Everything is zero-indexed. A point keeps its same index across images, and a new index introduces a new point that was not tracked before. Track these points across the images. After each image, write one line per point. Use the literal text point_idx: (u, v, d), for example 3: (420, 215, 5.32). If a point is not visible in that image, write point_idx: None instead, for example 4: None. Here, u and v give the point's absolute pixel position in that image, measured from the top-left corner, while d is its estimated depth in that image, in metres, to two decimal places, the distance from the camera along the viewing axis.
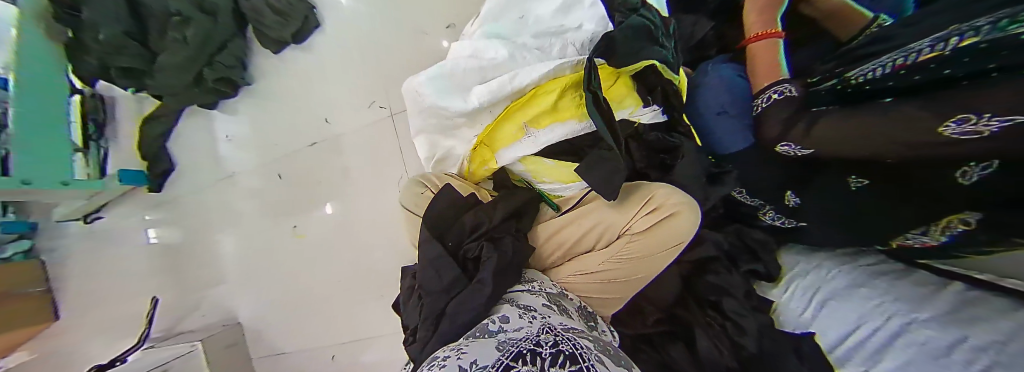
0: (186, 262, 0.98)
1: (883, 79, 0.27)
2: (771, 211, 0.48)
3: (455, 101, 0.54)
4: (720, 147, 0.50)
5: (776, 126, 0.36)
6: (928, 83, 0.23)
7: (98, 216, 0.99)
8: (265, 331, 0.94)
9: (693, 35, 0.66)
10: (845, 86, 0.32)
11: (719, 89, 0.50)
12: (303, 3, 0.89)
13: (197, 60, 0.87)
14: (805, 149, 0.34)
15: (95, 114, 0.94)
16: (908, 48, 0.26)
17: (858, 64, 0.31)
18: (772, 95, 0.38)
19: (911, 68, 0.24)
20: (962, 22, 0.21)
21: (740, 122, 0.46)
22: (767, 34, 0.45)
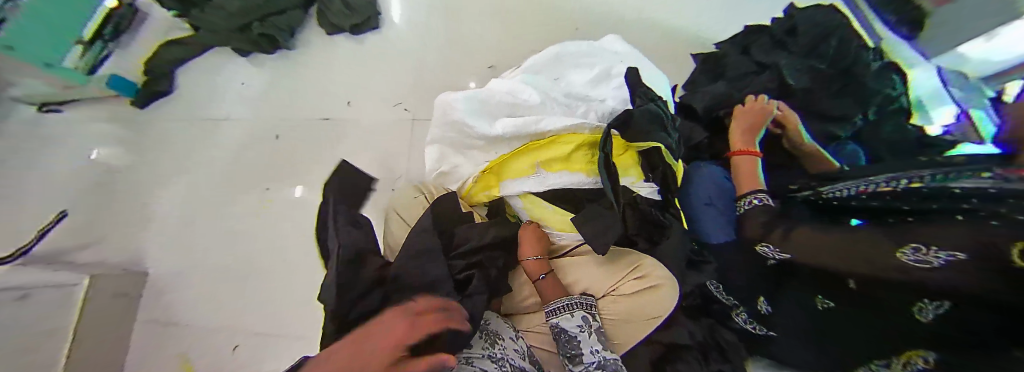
0: (122, 189, 0.88)
1: (847, 198, 0.39)
2: (744, 313, 0.55)
3: (482, 124, 0.59)
4: (707, 236, 0.61)
5: (757, 230, 0.45)
6: (867, 210, 0.35)
7: (54, 108, 0.92)
8: (179, 295, 0.81)
9: (691, 136, 0.78)
10: (818, 198, 0.45)
11: (708, 185, 0.63)
12: (372, 7, 1.00)
13: (251, 14, 0.93)
14: (783, 253, 0.40)
15: (119, 20, 0.98)
16: (871, 183, 0.37)
17: (832, 190, 0.43)
18: (753, 200, 0.50)
19: (873, 195, 0.35)
20: (915, 173, 0.32)
21: (724, 218, 0.59)
22: (748, 151, 0.60)
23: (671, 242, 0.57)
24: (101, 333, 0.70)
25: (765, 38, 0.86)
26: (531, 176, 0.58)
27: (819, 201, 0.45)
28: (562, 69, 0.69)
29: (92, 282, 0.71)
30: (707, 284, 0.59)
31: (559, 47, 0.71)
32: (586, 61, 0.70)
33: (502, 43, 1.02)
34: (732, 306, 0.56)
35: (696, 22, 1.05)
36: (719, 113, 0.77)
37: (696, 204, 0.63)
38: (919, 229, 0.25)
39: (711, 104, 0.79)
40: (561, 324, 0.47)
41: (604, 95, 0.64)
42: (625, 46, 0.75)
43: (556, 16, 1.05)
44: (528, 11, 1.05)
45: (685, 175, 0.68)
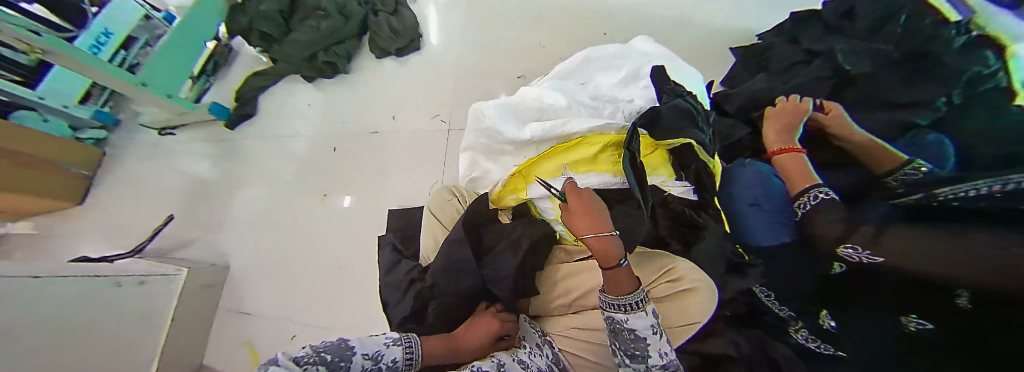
0: (213, 195, 1.07)
1: (969, 200, 0.23)
2: (802, 330, 0.44)
3: (510, 128, 0.63)
4: (751, 239, 0.53)
5: (835, 230, 0.36)
6: (996, 211, 0.21)
7: (171, 132, 1.20)
8: (249, 284, 0.93)
9: (731, 135, 0.77)
10: (931, 202, 0.28)
11: (754, 184, 0.56)
12: (414, 31, 1.12)
13: (316, 46, 1.10)
14: (872, 256, 0.30)
15: (218, 58, 1.21)
16: (976, 183, 0.24)
17: (932, 187, 0.29)
18: (816, 195, 0.43)
19: (975, 197, 0.23)
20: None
21: (773, 218, 0.50)
22: (790, 149, 0.56)
23: (709, 243, 0.61)
24: (189, 317, 0.84)
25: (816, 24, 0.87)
26: (558, 177, 0.59)
27: (934, 208, 0.27)
28: (589, 73, 0.74)
29: (188, 272, 0.84)
30: (754, 290, 0.54)
31: (587, 52, 0.76)
32: (614, 64, 0.74)
33: (532, 54, 1.07)
34: (788, 319, 0.47)
35: (727, 24, 1.04)
36: (753, 115, 0.77)
37: (741, 204, 0.56)
38: (970, 226, 0.22)
39: (746, 105, 0.80)
40: (636, 327, 0.42)
41: (632, 96, 0.68)
42: (654, 47, 0.79)
43: (584, 26, 1.08)
44: (556, 24, 1.10)
45: (729, 172, 0.63)
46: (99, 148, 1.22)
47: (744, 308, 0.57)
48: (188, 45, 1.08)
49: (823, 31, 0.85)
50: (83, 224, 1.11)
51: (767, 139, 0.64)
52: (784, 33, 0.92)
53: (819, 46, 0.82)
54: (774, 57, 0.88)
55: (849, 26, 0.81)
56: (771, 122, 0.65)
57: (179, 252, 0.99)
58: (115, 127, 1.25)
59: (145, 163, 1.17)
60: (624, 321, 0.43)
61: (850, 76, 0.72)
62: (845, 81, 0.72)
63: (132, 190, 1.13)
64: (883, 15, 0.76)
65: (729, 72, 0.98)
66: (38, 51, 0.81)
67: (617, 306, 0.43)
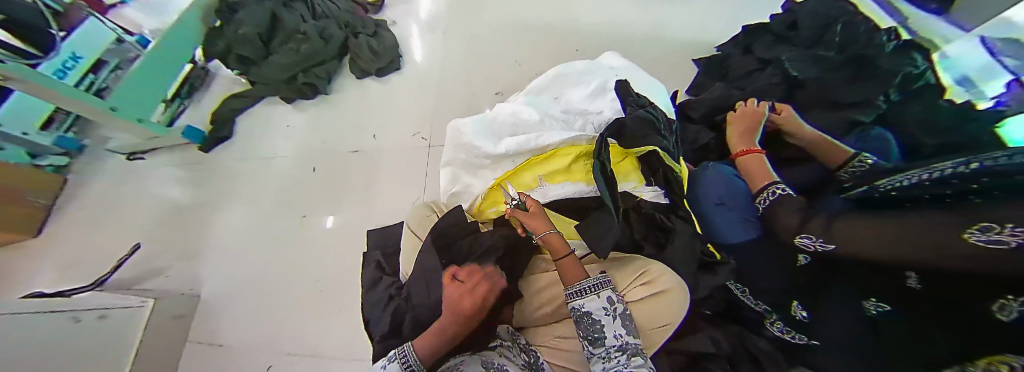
0: (186, 221, 1.02)
1: (909, 190, 0.28)
2: (778, 321, 0.48)
3: (486, 143, 0.65)
4: (721, 237, 0.58)
5: (792, 223, 0.40)
6: (940, 198, 0.24)
7: (141, 156, 1.16)
8: (225, 313, 0.89)
9: (696, 140, 0.82)
10: (877, 194, 0.33)
11: (718, 184, 0.60)
12: (394, 52, 1.16)
13: (296, 67, 1.12)
14: (824, 244, 0.34)
15: (194, 81, 1.20)
16: (932, 167, 0.27)
17: (888, 177, 0.33)
18: (772, 193, 0.47)
19: (934, 180, 0.25)
20: (984, 152, 0.22)
21: (740, 217, 0.54)
22: (752, 151, 0.59)
23: (680, 243, 0.59)
24: (158, 351, 0.79)
25: (766, 34, 0.94)
26: (535, 190, 0.61)
27: (879, 198, 0.32)
28: (561, 88, 0.79)
29: (154, 303, 0.80)
30: (729, 286, 0.56)
31: (558, 68, 0.81)
32: (583, 80, 0.79)
33: (508, 71, 1.12)
34: (765, 313, 0.50)
35: (689, 38, 1.13)
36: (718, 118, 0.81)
37: (708, 205, 0.61)
38: (913, 214, 0.24)
39: (710, 110, 0.83)
40: (589, 308, 0.45)
41: (600, 109, 0.73)
42: (621, 61, 0.85)
43: (557, 45, 1.15)
44: (531, 43, 1.17)
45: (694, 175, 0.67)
46: (61, 175, 1.15)
47: (723, 306, 0.60)
48: (162, 70, 1.05)
49: (772, 40, 0.92)
50: (39, 257, 1.03)
51: (732, 142, 0.67)
52: (739, 44, 0.98)
53: (771, 53, 0.88)
54: (733, 65, 0.94)
55: (795, 35, 0.88)
56: (735, 124, 0.69)
57: (145, 283, 0.93)
58: (79, 153, 1.20)
59: (112, 191, 1.12)
60: (579, 304, 0.46)
61: (799, 81, 0.80)
62: (796, 85, 0.80)
63: (96, 220, 1.07)
64: (822, 27, 0.84)
65: (693, 80, 1.04)
66: (1, 78, 0.79)
67: (572, 293, 0.47)
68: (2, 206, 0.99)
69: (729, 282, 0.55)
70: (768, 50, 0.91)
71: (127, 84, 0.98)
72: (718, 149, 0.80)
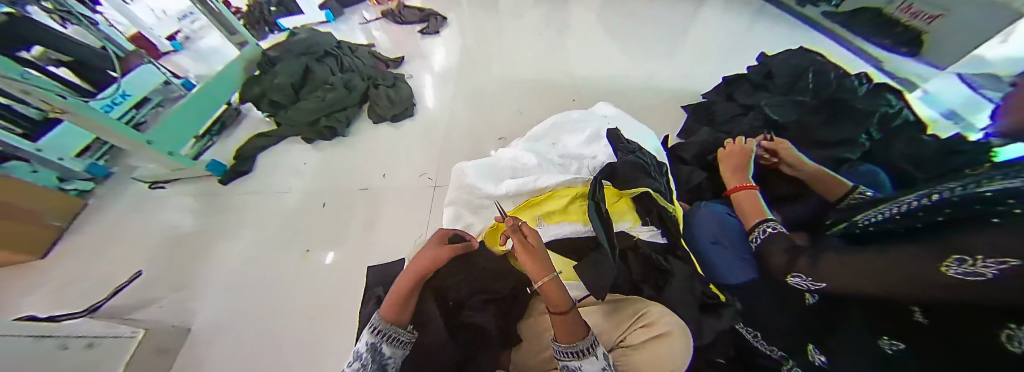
0: (192, 250, 1.04)
1: (884, 223, 0.34)
2: (796, 368, 0.44)
3: (488, 185, 0.70)
4: (722, 277, 0.60)
5: (783, 260, 0.43)
6: (912, 227, 0.29)
7: (162, 185, 1.23)
8: (216, 344, 0.86)
9: (690, 180, 0.86)
10: (858, 229, 0.39)
11: (712, 223, 0.64)
12: (409, 102, 1.29)
13: (321, 111, 1.24)
14: (816, 283, 0.37)
15: (226, 119, 1.33)
16: (898, 202, 0.34)
17: (864, 213, 0.40)
18: (765, 229, 0.50)
19: (904, 214, 0.31)
20: (937, 186, 0.29)
21: (738, 255, 0.58)
22: (745, 187, 0.63)
23: (678, 285, 0.58)
24: None
25: (746, 83, 1.06)
26: (534, 229, 0.64)
27: (860, 233, 0.38)
28: (557, 134, 0.87)
29: (144, 333, 0.80)
30: (739, 329, 0.54)
31: (556, 117, 0.90)
32: (577, 128, 0.87)
33: (512, 117, 1.23)
34: (780, 359, 0.46)
35: (676, 93, 1.25)
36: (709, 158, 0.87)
37: (705, 243, 0.65)
38: (898, 250, 0.27)
39: (701, 152, 0.90)
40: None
41: (596, 153, 0.79)
42: (614, 110, 0.95)
43: (557, 95, 1.29)
44: (534, 93, 1.31)
45: (688, 214, 0.72)
46: (83, 199, 1.21)
47: (733, 350, 0.54)
48: (202, 109, 1.18)
49: (751, 87, 1.03)
50: (37, 282, 1.02)
51: (727, 178, 0.70)
52: (722, 92, 1.10)
53: (751, 103, 0.98)
54: (718, 111, 1.03)
55: (771, 84, 1.00)
56: (726, 162, 0.72)
57: (139, 311, 0.92)
58: (104, 179, 1.27)
59: (128, 216, 1.16)
60: (577, 368, 0.41)
61: (781, 124, 0.87)
62: (779, 128, 0.87)
63: (106, 244, 1.09)
64: (795, 75, 0.97)
65: (682, 125, 1.12)
66: (57, 111, 0.88)
67: (567, 354, 0.41)
68: (18, 226, 1.01)
69: (738, 325, 0.54)
70: (748, 95, 1.01)
71: (167, 118, 1.09)
72: (711, 189, 0.83)
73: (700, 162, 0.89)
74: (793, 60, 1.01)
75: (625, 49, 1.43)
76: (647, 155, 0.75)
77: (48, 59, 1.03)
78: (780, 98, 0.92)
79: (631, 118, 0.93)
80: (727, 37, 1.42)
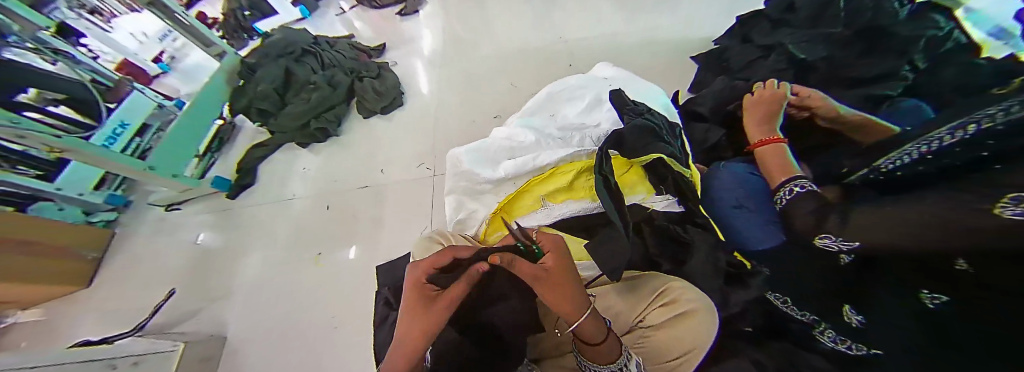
0: (213, 265, 1.08)
1: (911, 165, 0.28)
2: (829, 330, 0.39)
3: (485, 170, 0.67)
4: (749, 244, 0.54)
5: (807, 223, 0.38)
6: (944, 169, 0.24)
7: (177, 207, 1.26)
8: (250, 351, 0.91)
9: (706, 139, 0.80)
10: (878, 175, 0.33)
11: (734, 186, 0.59)
12: (396, 90, 1.23)
13: (310, 113, 1.21)
14: (849, 242, 0.31)
15: (223, 134, 1.32)
16: (928, 139, 0.28)
17: (887, 156, 0.34)
18: (794, 188, 0.45)
19: (937, 153, 0.25)
20: (976, 112, 0.23)
21: (762, 218, 0.52)
22: (770, 141, 0.58)
23: (698, 259, 0.60)
24: None
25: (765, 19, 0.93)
26: (539, 211, 0.60)
27: (883, 180, 0.33)
28: (555, 105, 0.80)
29: (183, 346, 0.83)
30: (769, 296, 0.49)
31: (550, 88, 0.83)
32: (577, 95, 0.80)
33: (505, 95, 1.16)
34: (812, 322, 0.42)
35: (683, 42, 1.13)
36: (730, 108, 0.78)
37: (725, 208, 0.59)
38: (932, 198, 0.23)
39: (718, 102, 0.81)
40: None
41: (598, 121, 0.73)
42: (615, 71, 0.86)
43: (551, 64, 1.19)
44: (527, 65, 1.21)
45: (708, 178, 0.66)
46: (110, 229, 1.26)
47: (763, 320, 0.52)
48: (194, 127, 1.19)
49: (768, 26, 0.90)
50: (86, 309, 1.11)
51: (750, 133, 0.64)
52: (735, 36, 0.97)
53: (770, 42, 0.86)
54: (732, 57, 0.93)
55: (793, 18, 0.86)
56: (750, 115, 0.66)
57: (179, 327, 0.98)
58: (126, 208, 1.32)
59: (151, 240, 1.21)
60: None
61: (807, 63, 0.77)
62: (806, 68, 0.77)
63: (138, 269, 1.15)
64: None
65: (693, 78, 1.02)
66: (58, 151, 0.90)
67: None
68: (55, 261, 1.08)
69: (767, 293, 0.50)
70: (767, 35, 0.89)
71: (165, 142, 1.10)
72: (729, 146, 0.77)
73: (715, 117, 0.82)
74: None
75: None
76: (657, 115, 0.67)
77: (44, 99, 1.01)
78: (806, 32, 0.80)
79: (635, 76, 0.84)
80: None
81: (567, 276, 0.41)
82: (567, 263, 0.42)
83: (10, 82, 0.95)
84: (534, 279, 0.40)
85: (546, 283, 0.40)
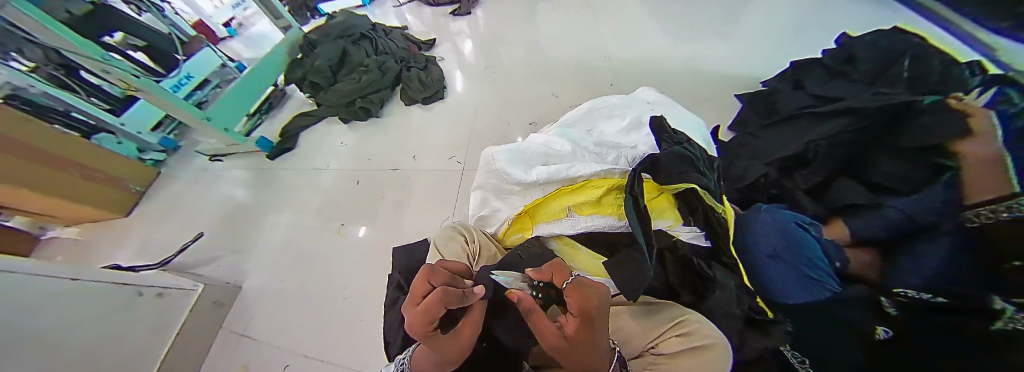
0: (243, 218, 1.14)
1: None
2: None
3: (518, 170, 0.67)
4: (779, 295, 0.56)
5: None
6: None
7: (220, 159, 1.35)
8: (261, 305, 0.94)
9: (743, 176, 0.81)
10: None
11: (771, 231, 0.57)
12: (439, 83, 1.30)
13: (358, 92, 1.29)
14: None
15: (273, 100, 1.43)
16: None
17: None
18: None
19: None
20: None
21: (795, 273, 0.53)
22: None
23: (721, 295, 0.53)
24: (195, 337, 0.84)
25: (819, 70, 0.94)
26: (563, 219, 0.61)
27: None
28: (592, 122, 0.83)
29: (203, 288, 0.89)
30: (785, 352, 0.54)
31: (590, 105, 0.87)
32: (616, 115, 0.83)
33: (545, 104, 1.18)
34: None
35: (729, 80, 1.13)
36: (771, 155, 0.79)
37: (761, 257, 0.58)
38: None
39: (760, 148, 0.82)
40: None
41: (634, 143, 0.74)
42: (658, 97, 0.88)
43: (593, 81, 1.21)
44: (570, 79, 1.24)
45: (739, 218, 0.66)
46: (156, 168, 1.37)
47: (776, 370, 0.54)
48: (250, 88, 1.26)
49: (826, 75, 0.91)
50: (120, 237, 1.18)
51: None
52: (787, 80, 0.98)
53: (828, 93, 0.84)
54: (781, 100, 0.91)
55: (852, 70, 0.87)
56: None
57: (201, 268, 1.03)
58: (173, 152, 1.43)
59: (192, 185, 1.30)
60: None
61: None
62: None
63: (173, 209, 1.23)
64: (887, 61, 0.83)
65: (736, 115, 1.01)
66: (132, 89, 0.97)
67: None
68: (103, 189, 1.17)
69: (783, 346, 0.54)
70: (822, 85, 0.89)
71: (221, 99, 1.17)
72: (765, 191, 0.78)
73: (758, 160, 0.82)
74: (882, 43, 0.86)
75: (671, 29, 1.31)
76: (695, 146, 0.68)
77: (127, 44, 1.13)
78: (862, 89, 0.80)
79: (676, 104, 0.85)
80: (799, 12, 1.24)
81: (593, 328, 0.32)
82: (591, 314, 0.31)
83: (101, 24, 1.08)
84: (555, 344, 0.31)
85: (563, 348, 0.31)
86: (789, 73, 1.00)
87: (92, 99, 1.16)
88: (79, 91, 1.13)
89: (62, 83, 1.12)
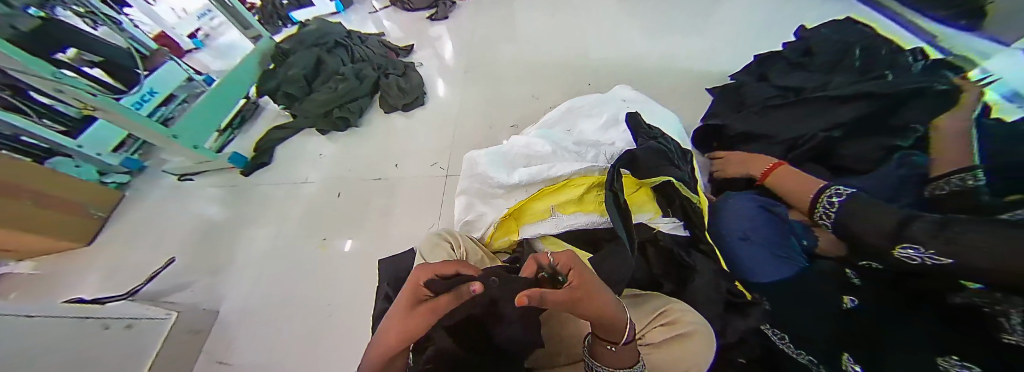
0: (219, 238, 1.09)
1: None
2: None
3: (500, 174, 0.68)
4: (751, 275, 0.57)
5: None
6: None
7: (191, 177, 1.29)
8: (242, 328, 0.90)
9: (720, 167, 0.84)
10: None
11: (737, 218, 0.62)
12: (419, 90, 1.28)
13: (335, 102, 1.26)
14: None
15: (245, 113, 1.37)
16: None
17: None
18: None
19: None
20: None
21: (765, 252, 0.55)
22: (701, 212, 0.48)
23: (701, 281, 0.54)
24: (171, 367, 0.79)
25: (782, 61, 0.98)
26: (548, 219, 0.61)
27: None
28: (572, 121, 0.84)
29: (175, 316, 0.83)
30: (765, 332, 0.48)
31: (568, 105, 0.88)
32: (593, 113, 0.85)
33: (525, 106, 1.19)
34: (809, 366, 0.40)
35: (700, 75, 1.17)
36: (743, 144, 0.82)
37: (731, 239, 0.61)
38: None
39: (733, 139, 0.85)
40: None
41: (612, 140, 0.76)
42: (633, 93, 0.90)
43: (571, 81, 1.23)
44: (549, 81, 1.25)
45: (716, 205, 0.68)
46: (121, 191, 1.29)
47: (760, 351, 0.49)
48: (222, 102, 1.21)
49: (788, 66, 0.96)
50: (83, 266, 1.11)
51: None
52: (753, 72, 1.03)
53: (790, 83, 0.89)
54: (748, 92, 0.96)
55: (811, 60, 0.92)
56: None
57: (174, 296, 0.97)
58: (139, 173, 1.36)
59: (161, 206, 1.23)
60: None
61: None
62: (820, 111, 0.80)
63: (141, 233, 1.16)
64: (841, 51, 0.88)
65: (709, 108, 1.05)
66: (90, 109, 0.92)
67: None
68: (63, 216, 1.10)
69: (763, 326, 0.48)
70: (785, 75, 0.93)
71: (189, 114, 1.12)
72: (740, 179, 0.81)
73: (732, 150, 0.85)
74: (836, 35, 0.92)
75: (643, 28, 1.35)
76: (669, 140, 0.71)
77: (82, 60, 1.05)
78: (821, 78, 0.84)
79: (651, 100, 0.88)
80: (760, 10, 1.31)
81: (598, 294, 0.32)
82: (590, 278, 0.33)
83: (52, 40, 1.00)
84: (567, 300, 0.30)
85: (580, 288, 0.31)
86: (754, 66, 1.05)
87: (44, 121, 1.07)
88: (30, 113, 1.06)
89: (11, 106, 1.04)
